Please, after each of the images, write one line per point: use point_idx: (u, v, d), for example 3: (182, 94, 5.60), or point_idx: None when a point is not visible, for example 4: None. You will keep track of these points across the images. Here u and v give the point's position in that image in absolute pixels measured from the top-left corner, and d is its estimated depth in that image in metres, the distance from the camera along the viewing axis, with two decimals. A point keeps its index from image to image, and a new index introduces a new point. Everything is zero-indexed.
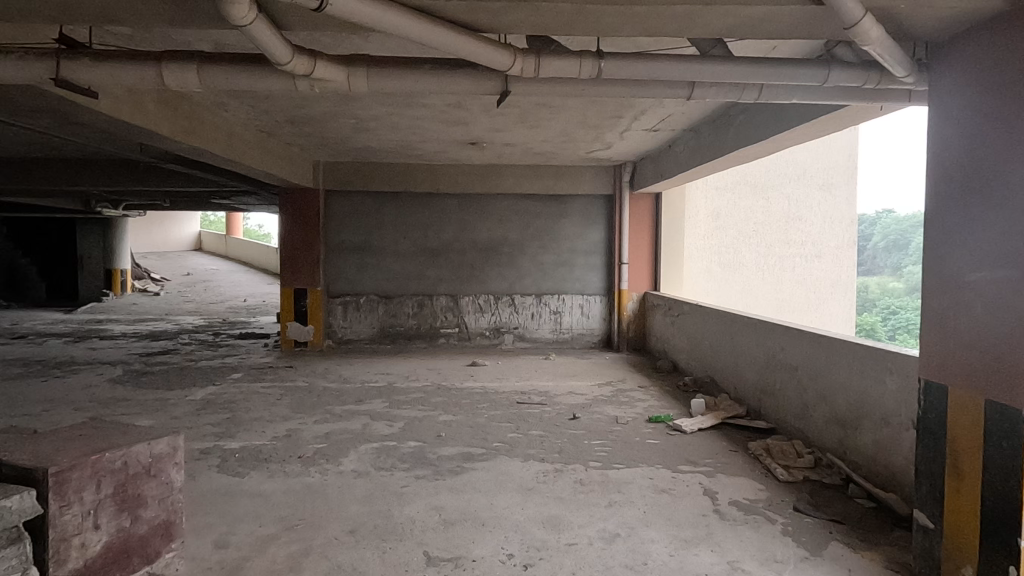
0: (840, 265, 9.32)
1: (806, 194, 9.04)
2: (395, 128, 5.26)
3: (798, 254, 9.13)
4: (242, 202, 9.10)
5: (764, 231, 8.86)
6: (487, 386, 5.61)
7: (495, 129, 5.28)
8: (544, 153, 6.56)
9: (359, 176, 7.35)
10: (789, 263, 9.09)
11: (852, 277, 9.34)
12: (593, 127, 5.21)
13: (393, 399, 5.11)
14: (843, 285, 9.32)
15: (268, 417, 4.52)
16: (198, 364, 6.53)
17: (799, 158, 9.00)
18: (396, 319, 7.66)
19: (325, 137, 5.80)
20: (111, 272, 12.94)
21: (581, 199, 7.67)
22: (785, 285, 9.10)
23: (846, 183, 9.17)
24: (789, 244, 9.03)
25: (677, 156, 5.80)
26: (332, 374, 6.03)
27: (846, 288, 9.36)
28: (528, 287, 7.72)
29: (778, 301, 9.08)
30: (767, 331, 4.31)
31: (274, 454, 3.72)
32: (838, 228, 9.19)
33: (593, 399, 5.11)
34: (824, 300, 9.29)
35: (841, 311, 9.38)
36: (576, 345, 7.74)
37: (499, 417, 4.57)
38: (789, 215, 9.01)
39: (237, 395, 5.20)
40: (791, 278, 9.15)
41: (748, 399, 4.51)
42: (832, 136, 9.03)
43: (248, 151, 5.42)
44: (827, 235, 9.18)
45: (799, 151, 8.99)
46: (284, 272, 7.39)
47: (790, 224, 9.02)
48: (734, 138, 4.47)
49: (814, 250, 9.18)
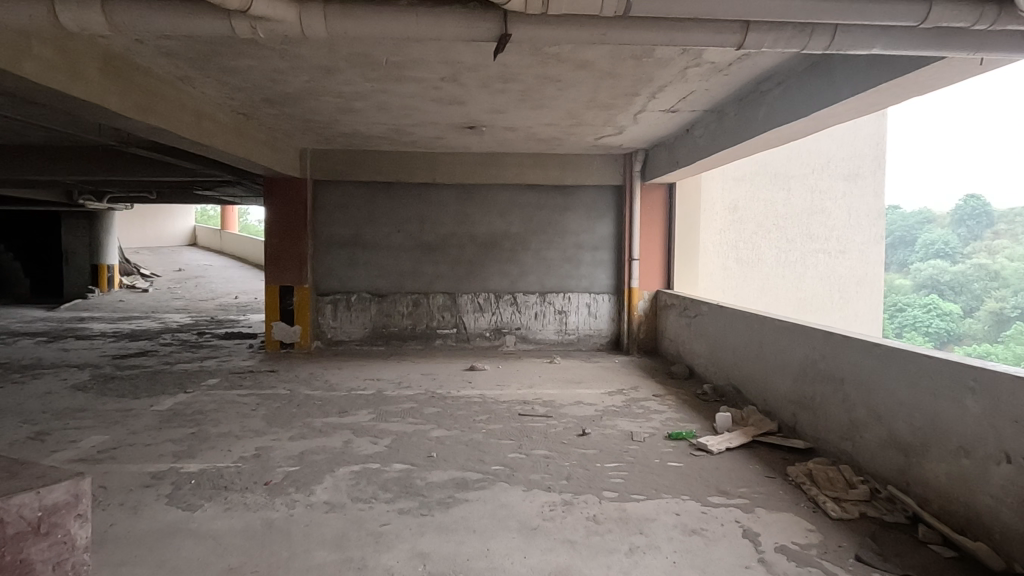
0: (867, 261, 8.74)
1: (830, 185, 8.46)
2: (384, 107, 4.74)
3: (821, 250, 8.55)
4: (229, 194, 8.59)
5: (784, 224, 8.31)
6: (486, 394, 5.08)
7: (494, 110, 4.75)
8: (549, 139, 6.02)
9: (349, 165, 6.83)
10: (810, 260, 8.53)
11: (878, 274, 8.75)
12: (604, 108, 4.69)
13: (381, 410, 4.60)
14: (869, 283, 8.74)
15: (237, 433, 4.00)
16: (173, 368, 6.01)
17: (822, 146, 8.42)
18: (389, 319, 7.14)
19: (308, 119, 5.27)
20: (98, 268, 12.42)
21: (589, 191, 7.14)
22: (808, 284, 8.54)
23: (872, 174, 8.58)
24: (810, 239, 8.46)
25: (695, 141, 5.26)
26: (316, 380, 5.51)
27: (873, 285, 8.78)
28: (532, 285, 7.19)
29: (798, 300, 8.52)
30: (804, 336, 3.78)
31: (237, 480, 3.21)
32: (863, 222, 8.61)
33: (604, 410, 4.59)
34: (849, 299, 8.72)
35: (866, 311, 8.80)
36: (583, 347, 7.21)
37: (498, 433, 4.05)
38: (812, 208, 8.43)
39: (209, 404, 4.68)
40: (813, 275, 8.58)
41: (781, 413, 3.98)
42: (858, 122, 8.44)
43: (223, 134, 4.90)
44: (852, 230, 8.60)
45: (823, 139, 8.40)
46: (268, 268, 6.86)
47: (813, 218, 8.45)
48: (766, 116, 3.93)
49: (839, 245, 8.60)
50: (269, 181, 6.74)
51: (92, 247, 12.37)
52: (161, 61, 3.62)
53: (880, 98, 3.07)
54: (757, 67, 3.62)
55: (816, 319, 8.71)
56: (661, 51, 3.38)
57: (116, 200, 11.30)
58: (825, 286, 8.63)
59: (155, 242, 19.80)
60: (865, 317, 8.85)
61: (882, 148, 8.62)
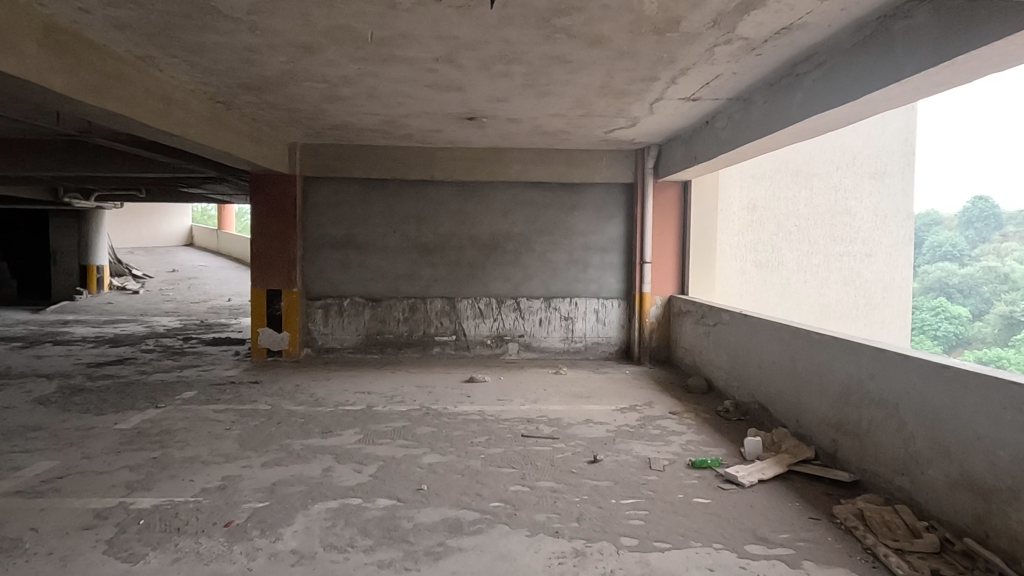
0: (893, 265, 8.25)
1: (856, 183, 7.96)
2: (375, 94, 4.29)
3: (845, 253, 8.06)
4: (217, 192, 8.16)
5: (806, 225, 7.83)
6: (485, 411, 4.62)
7: (496, 98, 4.31)
8: (556, 132, 5.58)
9: (341, 161, 6.39)
10: (834, 263, 8.04)
11: (906, 279, 8.27)
12: (617, 96, 4.24)
13: (369, 430, 4.14)
14: (896, 288, 8.26)
15: (204, 458, 3.55)
16: (150, 378, 5.56)
17: (847, 142, 7.91)
18: (384, 325, 6.70)
19: (293, 109, 4.83)
20: (88, 269, 11.90)
21: (597, 189, 6.68)
22: (831, 289, 8.04)
23: (900, 172, 8.09)
24: (834, 241, 7.97)
25: (715, 132, 4.80)
26: (301, 393, 5.07)
27: (899, 290, 8.29)
28: (536, 290, 6.73)
29: (821, 306, 8.04)
30: (846, 353, 3.32)
31: (194, 519, 2.76)
32: (889, 223, 8.12)
33: (617, 432, 4.12)
34: (874, 305, 8.23)
35: (893, 318, 8.32)
36: (590, 356, 6.75)
37: (498, 459, 3.59)
38: (836, 208, 7.93)
39: (179, 422, 4.23)
40: (838, 280, 8.09)
41: (819, 438, 3.52)
42: (885, 117, 7.96)
43: (197, 124, 4.46)
44: (878, 232, 8.11)
45: (847, 134, 7.91)
46: (255, 270, 6.42)
47: (836, 218, 7.96)
48: (803, 103, 3.48)
49: (864, 248, 8.11)
50: (256, 178, 6.30)
51: (82, 248, 11.91)
52: (115, 36, 3.19)
53: (951, 76, 2.61)
54: (797, 44, 3.16)
55: (839, 326, 8.23)
56: (687, 24, 2.92)
57: (104, 198, 10.89)
58: (849, 291, 8.13)
59: (149, 242, 19.41)
60: (891, 324, 8.36)
61: (910, 144, 8.13)
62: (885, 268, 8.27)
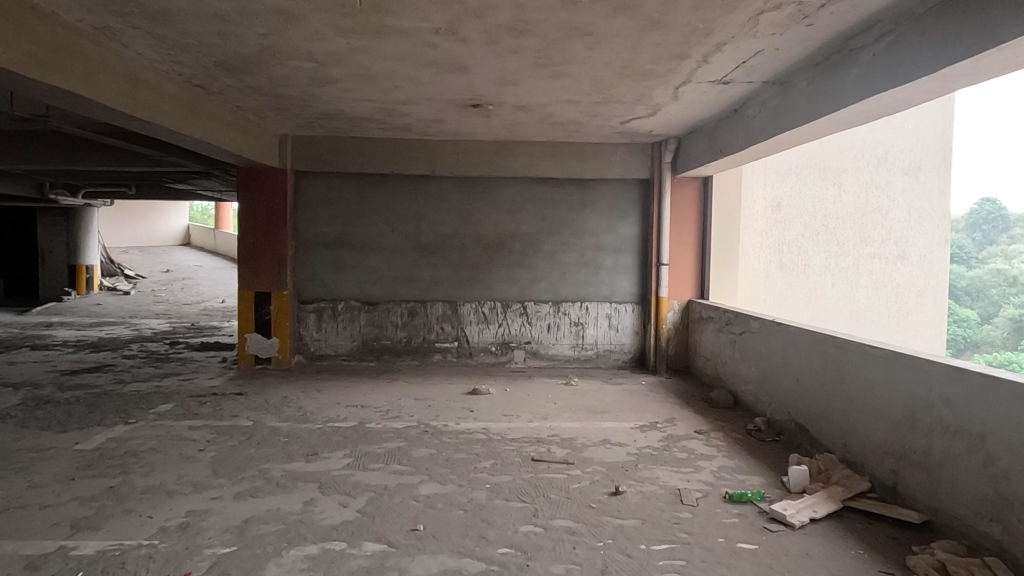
0: (929, 270, 7.57)
1: (888, 179, 7.33)
2: (368, 76, 3.85)
3: (878, 255, 7.41)
4: (206, 188, 7.72)
5: (835, 225, 7.22)
6: (490, 429, 4.16)
7: (504, 80, 3.86)
8: (567, 123, 5.13)
9: (336, 155, 5.94)
10: (866, 266, 7.39)
11: (943, 283, 7.59)
12: (640, 79, 3.79)
13: (359, 452, 3.68)
14: (932, 293, 7.59)
15: (169, 488, 3.09)
16: (125, 389, 5.11)
17: (879, 135, 7.28)
18: (380, 330, 6.25)
19: (280, 94, 4.39)
20: (77, 269, 11.54)
21: (610, 185, 6.23)
22: (861, 294, 7.39)
23: (937, 168, 7.43)
24: (865, 242, 7.33)
25: (745, 122, 4.35)
26: (289, 407, 4.63)
27: (935, 296, 7.62)
28: (544, 293, 6.28)
29: (851, 312, 7.42)
30: (911, 371, 2.85)
31: (146, 570, 2.31)
32: (925, 224, 7.45)
33: (639, 456, 3.66)
34: (908, 312, 7.57)
35: (928, 325, 7.66)
36: (602, 365, 6.29)
37: (505, 490, 3.14)
38: (867, 207, 7.30)
39: (149, 441, 3.79)
40: (869, 284, 7.44)
41: (875, 467, 3.06)
42: (920, 108, 7.34)
43: (172, 109, 4.01)
44: (913, 232, 7.46)
45: (879, 127, 7.30)
46: (242, 272, 5.97)
47: (867, 218, 7.32)
48: (858, 82, 3.03)
49: (898, 250, 7.46)
50: (244, 172, 5.87)
51: (70, 247, 11.52)
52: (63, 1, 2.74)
53: None
54: (859, 10, 2.72)
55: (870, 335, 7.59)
56: None
57: (91, 196, 10.47)
58: (881, 298, 7.47)
59: (145, 242, 19.01)
60: (926, 333, 7.69)
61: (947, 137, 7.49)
62: (920, 271, 7.60)
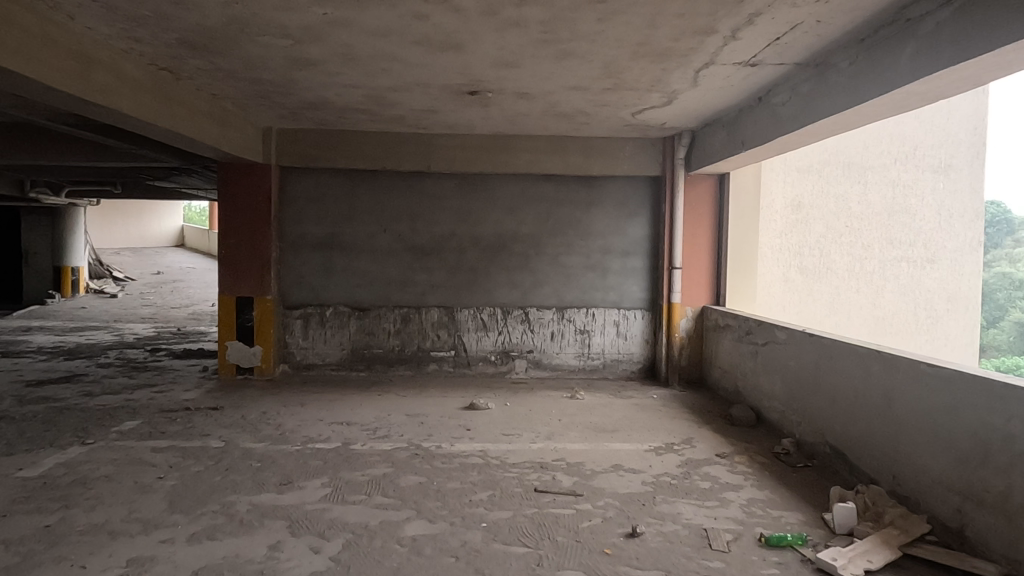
0: (959, 274, 7.10)
1: (917, 177, 6.87)
2: (352, 56, 3.42)
3: (905, 258, 6.95)
4: (189, 185, 7.28)
5: (860, 226, 6.78)
6: (488, 452, 3.73)
7: (505, 61, 3.44)
8: (573, 114, 4.71)
9: (324, 149, 5.51)
10: (893, 270, 6.93)
11: (974, 288, 7.12)
12: (657, 60, 3.37)
13: (339, 481, 3.25)
14: (963, 299, 7.13)
15: (114, 527, 2.66)
16: (91, 403, 4.68)
17: (907, 129, 6.83)
18: (372, 338, 5.82)
19: (257, 80, 3.97)
20: (62, 270, 11.10)
21: (619, 183, 5.80)
22: (887, 299, 6.93)
23: (967, 165, 6.97)
24: (892, 244, 6.88)
25: (771, 110, 3.93)
26: (267, 425, 4.20)
27: (965, 302, 7.15)
28: (547, 299, 5.85)
29: (876, 319, 6.96)
30: (983, 396, 2.42)
31: None
32: (955, 225, 6.98)
33: (656, 487, 3.23)
34: (937, 319, 7.10)
35: (957, 334, 7.20)
36: (609, 375, 5.86)
37: (505, 530, 2.71)
38: (893, 207, 6.84)
39: (103, 466, 3.36)
40: (896, 289, 6.97)
41: (935, 506, 2.63)
42: (950, 101, 6.87)
43: (132, 93, 3.59)
44: (942, 234, 7.00)
45: (906, 121, 6.84)
46: (223, 275, 5.55)
47: (893, 218, 6.87)
48: (917, 57, 2.60)
49: (926, 253, 7.00)
50: (225, 167, 5.46)
51: (54, 248, 11.08)
52: None
53: None
54: None
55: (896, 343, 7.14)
56: None
57: (76, 194, 10.06)
58: (909, 303, 7.00)
59: (138, 242, 18.61)
60: (956, 341, 7.22)
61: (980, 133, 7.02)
62: (950, 275, 7.13)
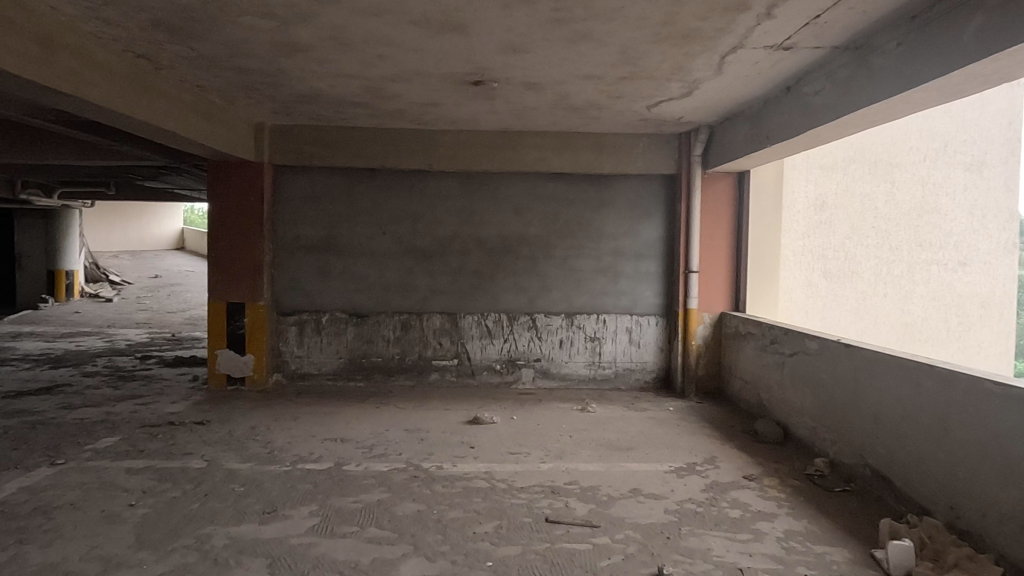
0: (994, 277, 6.73)
1: (947, 175, 6.52)
2: (344, 39, 3.11)
3: (935, 262, 6.61)
4: (181, 185, 6.98)
5: (886, 227, 6.45)
6: (493, 474, 3.41)
7: (512, 45, 3.13)
8: (585, 107, 4.40)
9: (319, 146, 5.21)
10: (921, 274, 6.58)
11: (1008, 293, 6.75)
12: (680, 43, 3.06)
13: (330, 509, 2.93)
14: (997, 305, 6.76)
15: (70, 568, 2.35)
16: (70, 416, 4.38)
17: (936, 125, 6.49)
18: (370, 346, 5.51)
19: (243, 69, 3.66)
20: (56, 274, 10.84)
21: (631, 182, 5.49)
22: (915, 305, 6.59)
23: (1002, 162, 6.62)
24: (920, 247, 6.55)
25: (802, 101, 3.61)
26: (254, 442, 3.88)
27: (1001, 307, 6.78)
28: (556, 304, 5.53)
29: (904, 326, 6.62)
30: None
31: None
32: (991, 225, 6.62)
33: (681, 516, 2.89)
34: (970, 325, 6.76)
35: (990, 341, 6.84)
36: (621, 386, 5.54)
37: (513, 569, 2.39)
38: (923, 207, 6.51)
39: (69, 491, 3.04)
40: (925, 294, 6.62)
41: (1005, 545, 2.30)
42: (981, 95, 6.53)
43: (104, 82, 3.28)
44: (974, 236, 6.64)
45: (937, 115, 6.50)
46: (213, 279, 5.25)
47: (923, 219, 6.53)
48: (985, 33, 2.28)
49: (956, 256, 6.64)
50: (215, 166, 5.16)
51: (48, 252, 10.82)
52: None
53: None
54: None
55: (924, 351, 6.79)
56: None
57: (67, 196, 9.77)
58: (940, 308, 6.66)
59: (136, 246, 18.34)
60: (991, 349, 6.86)
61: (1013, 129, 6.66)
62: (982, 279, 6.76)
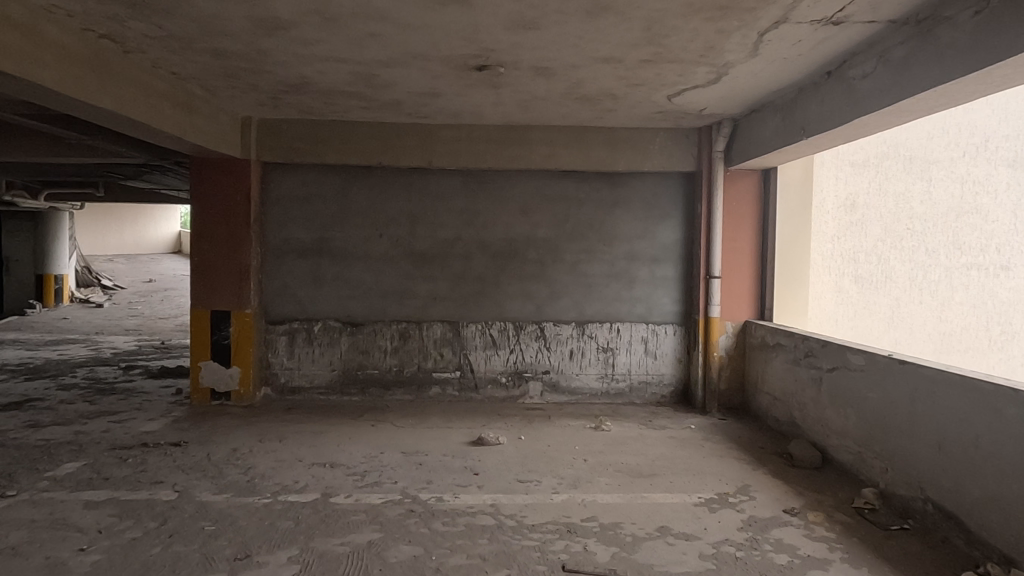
0: None
1: (987, 172, 6.07)
2: (330, 12, 2.71)
3: (974, 266, 6.16)
4: (168, 185, 6.59)
5: (921, 229, 6.07)
6: (500, 508, 3.00)
7: (522, 20, 2.74)
8: (599, 97, 4.01)
9: (310, 142, 4.82)
10: (959, 278, 6.17)
11: None
12: (715, 16, 2.66)
13: (312, 554, 2.53)
14: None
15: None
16: (34, 437, 3.98)
17: (975, 118, 6.07)
18: (365, 357, 5.11)
19: (220, 51, 3.27)
20: (45, 279, 10.47)
21: (647, 181, 5.10)
22: (952, 312, 6.19)
23: None
24: (957, 249, 6.12)
25: (848, 85, 3.20)
26: (233, 468, 3.48)
27: None
28: (566, 312, 5.13)
29: (941, 334, 6.22)
30: None
31: None
32: None
33: (719, 563, 2.48)
34: (1014, 336, 6.26)
35: None
36: (636, 400, 5.13)
37: None
38: (961, 207, 6.09)
39: (13, 532, 2.64)
40: (963, 301, 6.20)
41: None
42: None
43: (60, 64, 2.89)
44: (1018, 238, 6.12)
45: (976, 108, 6.08)
46: (197, 286, 4.86)
47: (961, 220, 6.10)
48: None
49: (998, 259, 6.15)
50: (198, 163, 4.77)
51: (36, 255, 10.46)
52: None
53: None
54: None
55: (961, 361, 6.36)
56: None
57: (56, 197, 9.41)
58: (979, 316, 6.23)
59: (132, 249, 17.97)
60: None
61: None
62: None
